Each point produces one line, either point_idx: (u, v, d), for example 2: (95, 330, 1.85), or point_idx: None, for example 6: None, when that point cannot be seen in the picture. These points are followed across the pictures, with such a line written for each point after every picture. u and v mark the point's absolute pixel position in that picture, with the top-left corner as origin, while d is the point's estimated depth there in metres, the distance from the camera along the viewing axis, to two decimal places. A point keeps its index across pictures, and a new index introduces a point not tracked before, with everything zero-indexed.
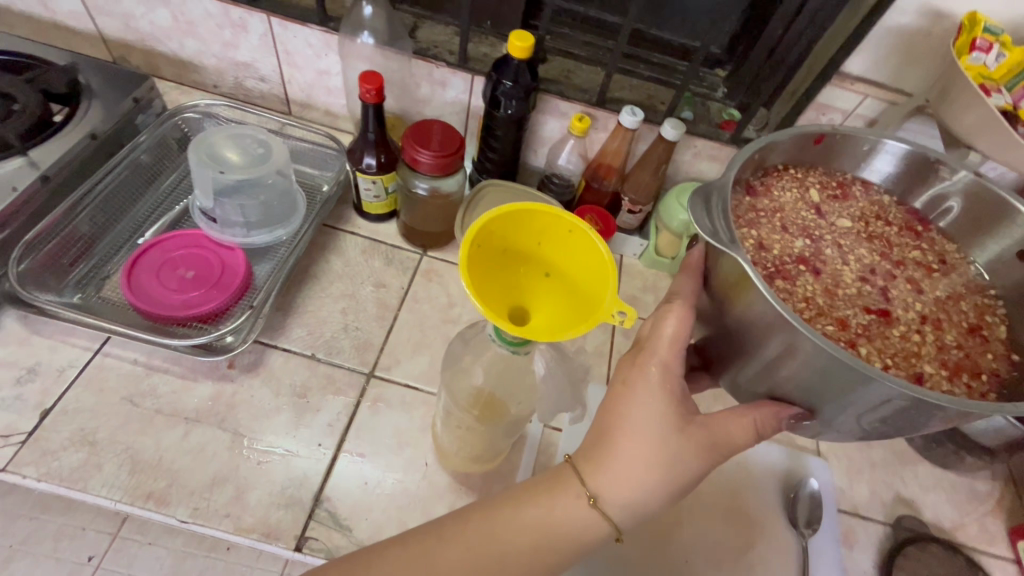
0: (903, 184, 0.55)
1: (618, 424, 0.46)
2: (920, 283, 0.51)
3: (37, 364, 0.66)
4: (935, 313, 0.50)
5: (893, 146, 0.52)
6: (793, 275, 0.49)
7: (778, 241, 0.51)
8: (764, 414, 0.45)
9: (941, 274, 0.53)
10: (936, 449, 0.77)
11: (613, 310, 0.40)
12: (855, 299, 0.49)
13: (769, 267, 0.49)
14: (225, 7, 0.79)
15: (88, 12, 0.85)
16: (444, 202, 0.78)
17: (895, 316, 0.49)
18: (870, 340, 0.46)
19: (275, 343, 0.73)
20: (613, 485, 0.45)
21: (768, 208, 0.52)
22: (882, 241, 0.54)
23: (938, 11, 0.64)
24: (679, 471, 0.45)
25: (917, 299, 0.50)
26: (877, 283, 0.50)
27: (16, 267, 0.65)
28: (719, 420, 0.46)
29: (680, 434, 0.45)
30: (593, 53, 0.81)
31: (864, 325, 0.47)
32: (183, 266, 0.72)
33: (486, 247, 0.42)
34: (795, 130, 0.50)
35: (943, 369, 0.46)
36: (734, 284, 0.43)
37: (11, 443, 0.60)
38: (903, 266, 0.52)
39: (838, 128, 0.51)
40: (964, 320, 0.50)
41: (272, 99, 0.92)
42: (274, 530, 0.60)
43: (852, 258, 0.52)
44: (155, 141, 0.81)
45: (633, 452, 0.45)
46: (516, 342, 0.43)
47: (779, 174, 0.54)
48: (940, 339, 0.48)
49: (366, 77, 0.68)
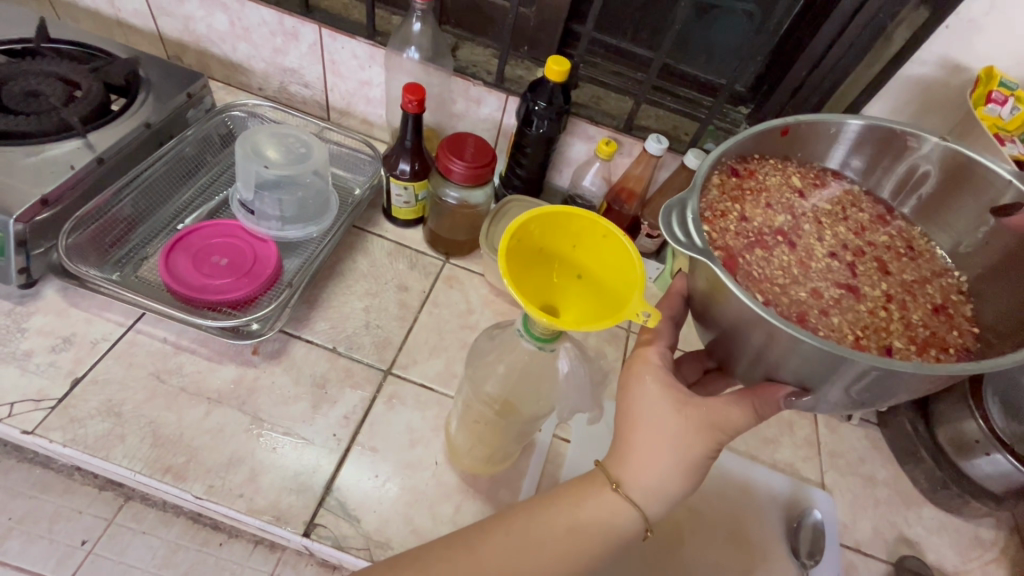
0: (875, 167, 0.55)
1: (628, 415, 0.50)
2: (889, 265, 0.52)
3: (73, 334, 0.69)
4: (901, 293, 0.50)
5: (862, 125, 0.51)
6: (760, 252, 0.49)
7: (748, 219, 0.51)
8: (761, 397, 0.45)
9: (911, 257, 0.53)
10: (940, 492, 0.75)
11: (636, 311, 0.43)
12: (825, 275, 0.50)
13: (739, 245, 0.49)
14: (280, 16, 0.85)
15: (151, 12, 0.91)
16: (471, 213, 0.81)
17: (863, 292, 0.49)
18: (840, 315, 0.47)
19: (299, 334, 0.75)
20: (636, 473, 0.48)
21: (741, 188, 0.52)
22: (855, 224, 0.54)
23: (956, 64, 0.68)
24: (688, 454, 0.47)
25: (883, 279, 0.51)
26: (845, 258, 0.52)
27: (66, 239, 0.68)
28: (716, 401, 0.48)
29: (680, 415, 0.48)
30: (623, 82, 0.86)
31: (835, 298, 0.48)
32: (218, 254, 0.75)
33: (526, 245, 0.47)
34: (762, 122, 0.50)
35: (911, 344, 0.46)
36: (710, 292, 0.44)
37: (42, 407, 0.64)
38: (873, 249, 0.53)
39: (802, 118, 0.50)
40: (929, 300, 0.50)
41: (313, 105, 0.97)
42: (284, 514, 0.62)
43: (825, 240, 0.52)
44: (201, 136, 0.85)
45: (646, 438, 0.48)
46: (544, 338, 0.49)
47: (758, 160, 0.53)
48: (907, 317, 0.48)
49: (411, 88, 0.72)
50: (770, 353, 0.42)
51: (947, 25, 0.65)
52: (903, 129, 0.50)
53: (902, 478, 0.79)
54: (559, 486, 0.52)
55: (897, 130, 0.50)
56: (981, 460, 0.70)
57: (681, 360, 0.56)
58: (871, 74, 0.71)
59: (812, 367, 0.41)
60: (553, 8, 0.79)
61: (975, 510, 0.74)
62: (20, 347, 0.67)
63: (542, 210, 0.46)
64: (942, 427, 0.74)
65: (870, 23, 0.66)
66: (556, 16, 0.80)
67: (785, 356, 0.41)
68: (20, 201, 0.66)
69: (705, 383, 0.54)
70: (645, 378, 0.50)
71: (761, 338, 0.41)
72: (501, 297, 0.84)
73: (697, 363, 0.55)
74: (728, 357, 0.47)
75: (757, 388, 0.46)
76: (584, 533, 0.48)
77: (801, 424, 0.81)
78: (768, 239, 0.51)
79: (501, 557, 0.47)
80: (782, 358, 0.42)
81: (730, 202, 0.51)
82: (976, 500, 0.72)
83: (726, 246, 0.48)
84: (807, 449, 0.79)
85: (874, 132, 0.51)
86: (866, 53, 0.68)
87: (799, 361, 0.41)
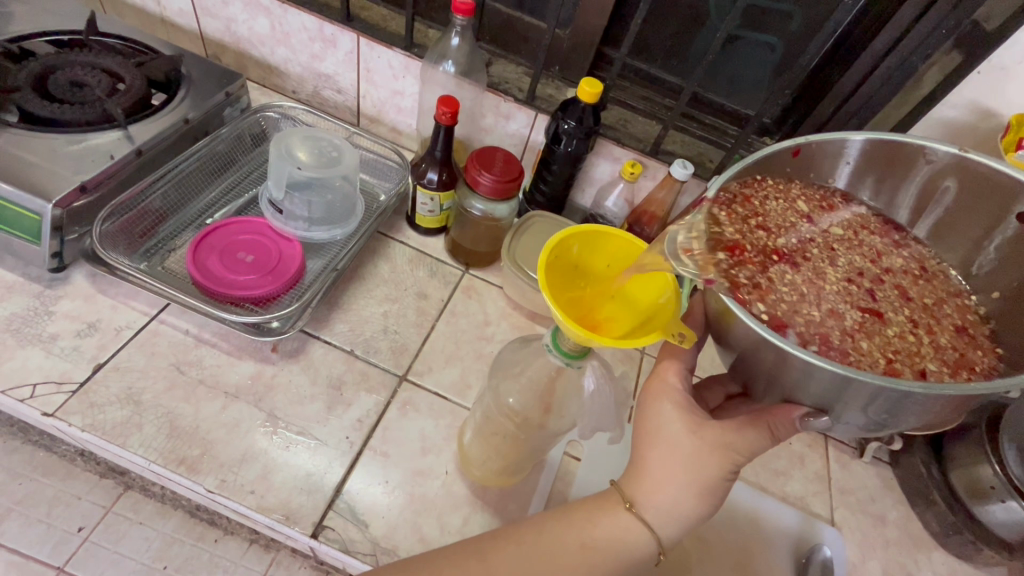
0: (885, 189, 0.53)
1: (644, 433, 0.50)
2: (909, 291, 0.49)
3: (98, 320, 0.71)
4: (925, 317, 0.48)
5: (874, 142, 0.50)
6: (769, 268, 0.47)
7: (760, 237, 0.49)
8: (775, 418, 0.44)
9: (926, 278, 0.51)
10: (952, 537, 0.74)
11: (673, 330, 0.46)
12: (846, 296, 0.47)
13: (758, 267, 0.46)
14: (320, 23, 0.87)
15: (195, 12, 0.93)
16: (494, 225, 0.82)
17: (887, 317, 0.47)
18: (868, 340, 0.44)
19: (318, 334, 0.76)
20: (650, 492, 0.48)
21: (751, 210, 0.50)
22: (869, 250, 0.52)
23: (986, 110, 0.69)
24: (703, 474, 0.47)
25: (905, 305, 0.48)
26: (864, 284, 0.49)
27: (100, 226, 0.70)
28: (730, 422, 0.47)
29: (695, 435, 0.48)
30: (650, 107, 0.87)
31: (859, 322, 0.46)
32: (243, 250, 0.76)
33: (564, 257, 0.54)
34: (768, 146, 0.49)
35: (944, 368, 0.44)
36: (722, 317, 0.43)
37: (63, 390, 0.65)
38: (891, 274, 0.50)
39: (813, 138, 0.50)
40: (951, 321, 0.48)
41: (344, 110, 0.98)
42: (293, 514, 0.62)
43: (839, 263, 0.50)
44: (235, 134, 0.86)
45: (661, 457, 0.48)
46: (572, 355, 0.52)
47: (758, 183, 0.51)
48: (936, 341, 0.46)
49: (445, 100, 0.73)
50: (796, 389, 0.41)
51: (978, 71, 0.66)
52: (910, 142, 0.49)
53: (913, 520, 0.78)
54: (572, 503, 0.52)
55: (905, 144, 0.49)
56: (995, 507, 0.69)
57: (704, 386, 0.55)
58: (900, 113, 0.71)
59: (841, 403, 0.40)
60: (589, 30, 0.80)
61: (987, 558, 0.72)
62: (46, 330, 0.68)
63: (587, 226, 0.54)
64: (957, 470, 0.73)
65: (903, 65, 0.67)
66: (591, 38, 0.81)
67: (806, 387, 0.40)
68: (60, 186, 0.67)
69: (725, 410, 0.52)
70: (663, 397, 0.50)
71: (785, 373, 0.41)
72: (518, 311, 0.84)
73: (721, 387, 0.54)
74: (748, 387, 0.46)
75: (772, 409, 0.45)
76: (597, 553, 0.47)
77: (812, 458, 0.80)
78: (786, 263, 0.48)
79: (513, 566, 0.47)
80: (807, 395, 0.41)
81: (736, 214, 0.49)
82: (988, 548, 0.71)
83: (740, 268, 0.46)
84: (818, 484, 0.78)
85: (882, 148, 0.50)
86: (896, 94, 0.69)
87: (827, 397, 0.40)
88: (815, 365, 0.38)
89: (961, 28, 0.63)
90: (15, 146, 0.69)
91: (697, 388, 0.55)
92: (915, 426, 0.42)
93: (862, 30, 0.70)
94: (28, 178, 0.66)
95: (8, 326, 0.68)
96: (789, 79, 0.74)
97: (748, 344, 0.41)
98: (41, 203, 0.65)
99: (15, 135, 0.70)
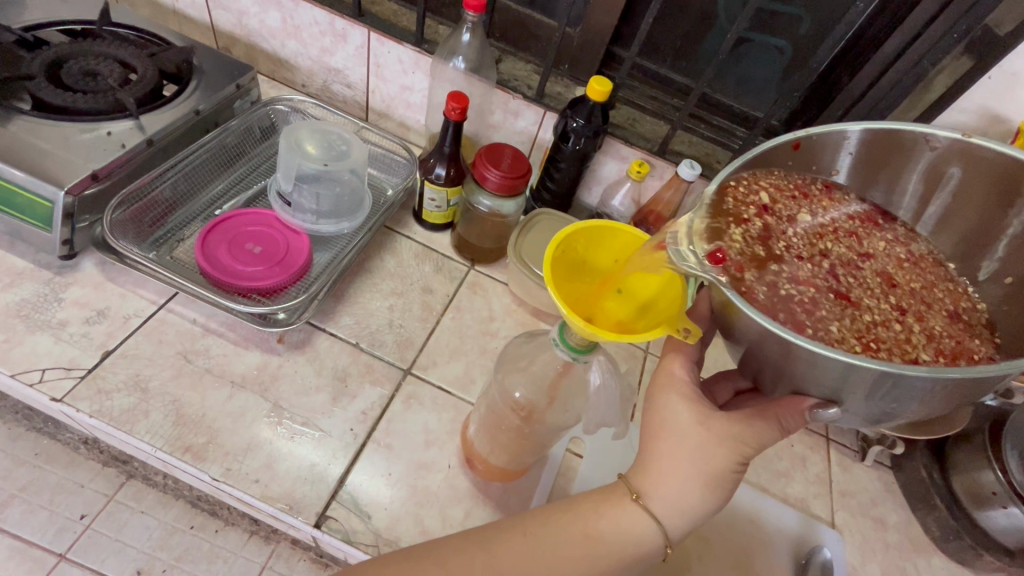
0: (888, 178, 0.52)
1: (652, 425, 0.50)
2: (894, 277, 0.49)
3: (107, 308, 0.71)
4: (914, 305, 0.47)
5: (872, 132, 0.48)
6: (768, 259, 0.47)
7: (753, 230, 0.48)
8: (785, 408, 0.44)
9: (914, 264, 0.51)
10: (953, 542, 0.74)
11: (678, 325, 0.48)
12: (834, 286, 0.47)
13: (753, 264, 0.46)
14: (331, 17, 0.87)
15: (208, 5, 0.94)
16: (500, 222, 0.82)
17: (875, 306, 0.46)
18: (855, 328, 0.44)
19: (324, 326, 0.76)
20: (658, 483, 0.48)
21: (746, 202, 0.49)
22: (849, 238, 0.51)
23: (996, 116, 0.69)
24: (712, 464, 0.47)
25: (893, 293, 0.48)
26: (847, 273, 0.48)
27: (111, 214, 0.70)
28: (739, 415, 0.47)
29: (703, 426, 0.48)
30: (659, 107, 0.87)
31: (844, 310, 0.45)
32: (252, 241, 0.77)
33: (571, 252, 0.55)
34: (766, 140, 0.48)
35: (939, 356, 0.43)
36: (725, 310, 0.43)
37: (72, 376, 0.65)
38: (877, 261, 0.50)
39: (812, 130, 0.49)
40: (943, 308, 0.48)
41: (353, 105, 0.99)
42: (297, 504, 0.63)
43: (824, 252, 0.49)
44: (244, 127, 0.87)
45: (669, 448, 0.49)
46: (579, 349, 0.52)
47: (756, 173, 0.50)
48: (929, 328, 0.45)
49: (455, 96, 0.74)
50: (804, 380, 0.41)
51: (989, 76, 0.66)
52: (911, 130, 0.48)
53: (913, 525, 0.78)
54: (579, 495, 0.52)
55: (906, 132, 0.48)
56: (996, 513, 0.69)
57: (712, 382, 0.55)
58: (909, 117, 0.71)
59: (849, 394, 0.40)
60: (600, 29, 0.80)
61: (988, 564, 0.72)
62: (56, 316, 0.69)
63: (591, 222, 0.55)
64: (958, 476, 0.73)
65: (913, 68, 0.67)
66: (601, 37, 0.81)
67: (813, 380, 0.40)
68: (73, 173, 0.67)
69: (734, 404, 0.52)
70: (672, 391, 0.50)
71: (793, 365, 0.40)
72: (522, 308, 0.84)
73: (729, 384, 0.54)
74: (757, 380, 0.46)
75: (781, 400, 0.45)
76: (602, 544, 0.48)
77: (814, 460, 0.80)
78: (777, 254, 0.47)
79: (517, 557, 0.47)
80: (816, 386, 0.41)
81: (731, 207, 0.48)
82: (988, 553, 0.71)
83: (737, 263, 0.45)
84: (819, 486, 0.78)
85: (884, 137, 0.49)
86: (905, 98, 0.69)
87: (834, 387, 0.40)
88: (821, 357, 0.38)
89: (973, 32, 0.63)
90: (29, 133, 0.70)
91: (705, 383, 0.55)
92: (917, 416, 0.42)
93: (874, 32, 0.70)
94: (41, 165, 0.67)
95: (17, 312, 0.68)
96: (799, 81, 0.73)
97: (755, 338, 0.41)
98: (53, 189, 0.65)
99: (29, 122, 0.71)
